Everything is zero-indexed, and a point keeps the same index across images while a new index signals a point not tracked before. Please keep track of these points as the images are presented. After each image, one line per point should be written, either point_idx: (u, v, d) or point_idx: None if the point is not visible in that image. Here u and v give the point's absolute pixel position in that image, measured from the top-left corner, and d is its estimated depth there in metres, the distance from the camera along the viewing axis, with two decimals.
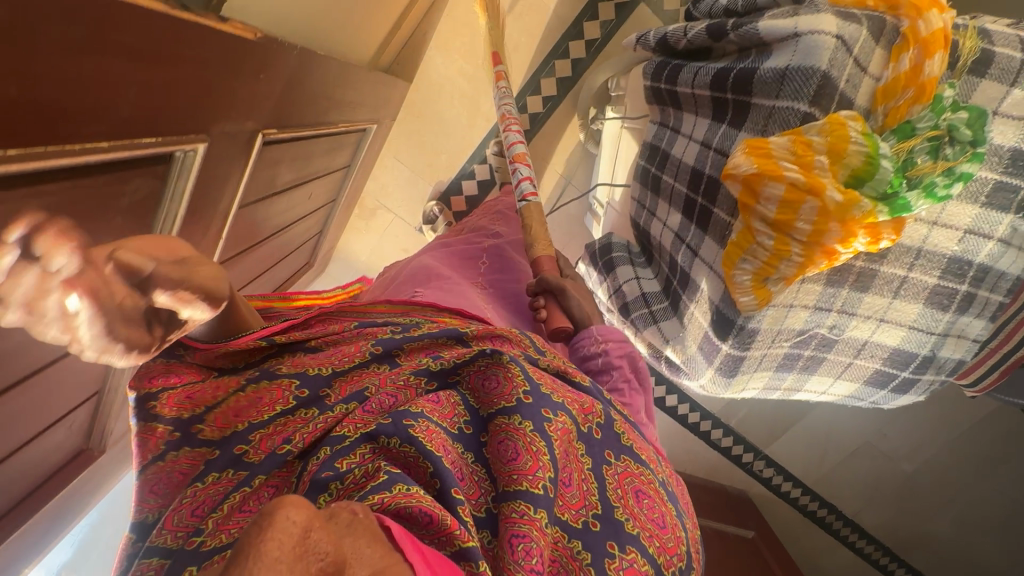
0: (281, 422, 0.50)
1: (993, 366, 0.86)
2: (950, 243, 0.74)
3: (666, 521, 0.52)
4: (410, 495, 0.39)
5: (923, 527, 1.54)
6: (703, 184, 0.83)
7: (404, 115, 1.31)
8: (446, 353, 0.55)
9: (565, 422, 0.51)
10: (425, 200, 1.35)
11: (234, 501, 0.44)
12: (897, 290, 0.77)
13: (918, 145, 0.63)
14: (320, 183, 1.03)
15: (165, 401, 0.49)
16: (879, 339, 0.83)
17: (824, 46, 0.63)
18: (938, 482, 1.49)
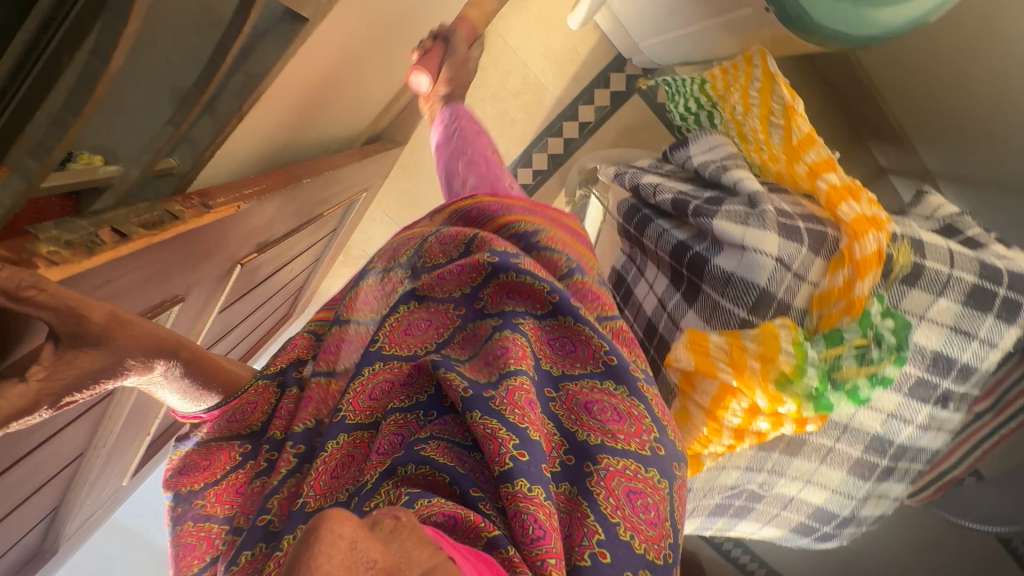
0: (292, 483, 0.51)
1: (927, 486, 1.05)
2: (874, 423, 0.83)
3: (625, 415, 0.53)
4: (432, 505, 0.42)
5: None
6: (656, 339, 0.91)
7: (395, 174, 1.35)
8: (385, 351, 0.57)
9: (510, 387, 0.49)
10: None
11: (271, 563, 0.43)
12: (823, 457, 0.87)
13: (845, 353, 0.70)
14: (301, 259, 1.03)
15: (216, 499, 0.54)
16: (805, 497, 0.92)
17: (762, 265, 0.73)
18: None
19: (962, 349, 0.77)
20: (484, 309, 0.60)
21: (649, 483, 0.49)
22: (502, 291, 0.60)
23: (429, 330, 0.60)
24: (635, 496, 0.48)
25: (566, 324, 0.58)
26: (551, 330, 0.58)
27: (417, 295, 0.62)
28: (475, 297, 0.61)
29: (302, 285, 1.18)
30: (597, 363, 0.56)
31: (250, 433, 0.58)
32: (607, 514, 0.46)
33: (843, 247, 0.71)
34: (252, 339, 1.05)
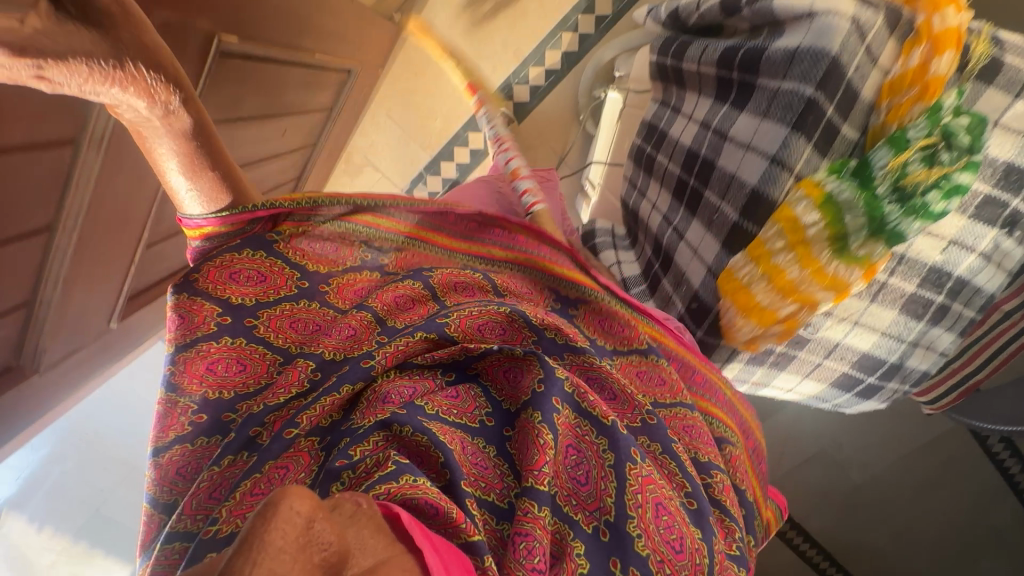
0: (292, 406, 0.50)
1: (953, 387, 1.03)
2: (935, 252, 0.54)
3: (685, 548, 0.47)
4: (417, 486, 0.40)
5: (861, 538, 1.35)
6: (698, 167, 0.58)
7: (398, 67, 1.20)
8: (451, 329, 0.54)
9: (568, 414, 0.52)
10: (415, 161, 1.27)
11: (244, 487, 0.43)
12: (875, 292, 0.54)
13: (913, 162, 0.44)
14: (286, 160, 0.90)
15: (185, 371, 0.50)
16: (852, 342, 0.57)
17: (838, 27, 0.46)
18: (885, 494, 1.32)
19: None
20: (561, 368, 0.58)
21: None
22: (585, 370, 0.57)
23: (498, 339, 0.57)
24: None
25: (653, 452, 0.54)
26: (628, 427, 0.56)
27: (432, 285, 0.61)
28: (559, 351, 0.57)
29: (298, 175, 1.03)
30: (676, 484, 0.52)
31: (229, 304, 0.54)
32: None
33: (917, 26, 0.46)
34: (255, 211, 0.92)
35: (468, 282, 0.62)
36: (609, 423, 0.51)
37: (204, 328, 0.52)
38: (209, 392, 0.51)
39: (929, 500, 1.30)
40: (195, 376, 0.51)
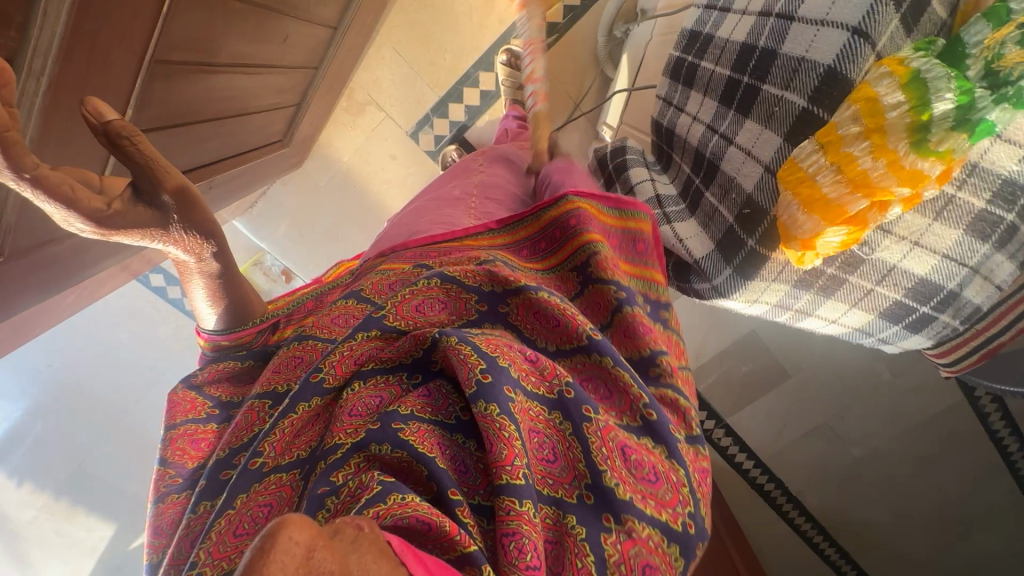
0: (286, 424, 0.42)
1: None
2: (1010, 162, 0.49)
3: (660, 476, 0.45)
4: (406, 504, 0.34)
5: (857, 513, 1.25)
6: (755, 61, 0.54)
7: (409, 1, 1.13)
8: (392, 320, 0.48)
9: (525, 401, 0.43)
10: (422, 102, 1.20)
11: (220, 526, 0.37)
12: (941, 211, 0.52)
13: (1012, 35, 0.41)
14: (287, 78, 0.83)
15: (170, 444, 0.47)
16: (909, 266, 0.55)
17: None
18: (885, 474, 1.19)
19: None
20: (509, 316, 0.53)
21: (666, 561, 0.41)
22: (529, 308, 0.52)
23: (444, 314, 0.51)
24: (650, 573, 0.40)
25: (604, 366, 0.49)
26: (584, 371, 0.50)
27: (363, 295, 0.55)
28: (502, 299, 0.53)
29: (300, 101, 0.97)
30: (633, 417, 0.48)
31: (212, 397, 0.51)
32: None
33: None
34: (255, 130, 0.84)
35: (397, 278, 0.56)
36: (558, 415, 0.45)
37: (199, 407, 0.50)
38: (190, 460, 0.47)
39: (929, 473, 1.15)
40: (183, 450, 0.47)
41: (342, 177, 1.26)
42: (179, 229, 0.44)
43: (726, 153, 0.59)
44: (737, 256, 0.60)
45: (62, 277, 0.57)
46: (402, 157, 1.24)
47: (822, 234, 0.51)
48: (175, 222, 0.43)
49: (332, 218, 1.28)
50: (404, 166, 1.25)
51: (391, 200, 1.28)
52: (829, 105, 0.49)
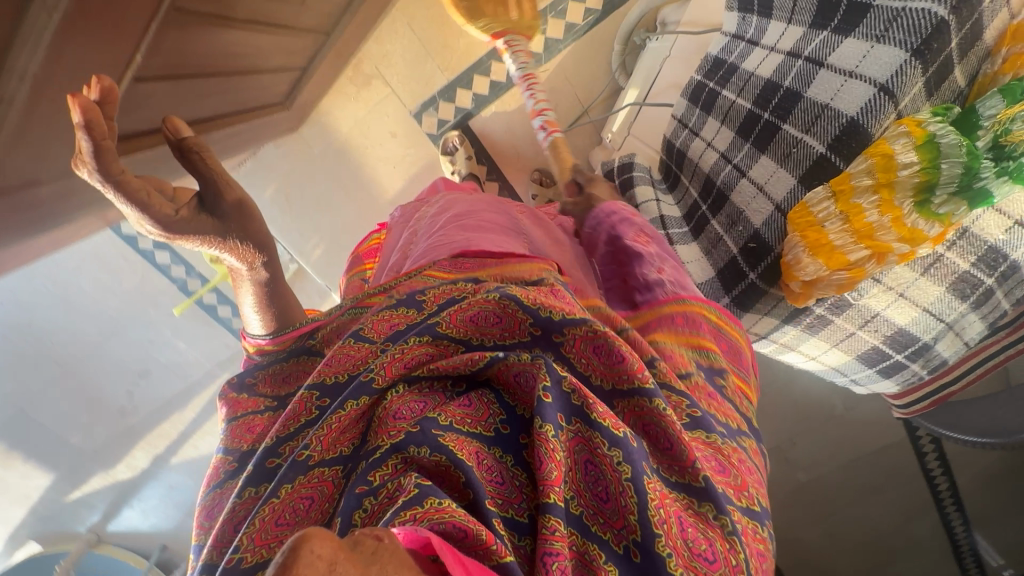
0: (336, 419, 0.44)
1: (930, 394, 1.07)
2: (997, 232, 0.52)
3: (719, 557, 0.41)
4: (442, 510, 0.35)
5: (792, 534, 1.28)
6: (777, 99, 0.59)
7: None
8: (443, 328, 0.50)
9: (579, 427, 0.44)
10: (431, 84, 1.17)
11: (263, 514, 0.40)
12: (929, 267, 0.55)
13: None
14: (300, 40, 0.80)
15: (231, 430, 0.52)
16: (891, 315, 0.59)
17: None
18: (826, 499, 1.23)
19: None
20: (563, 348, 0.50)
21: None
22: (593, 341, 0.48)
23: (497, 330, 0.50)
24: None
25: (662, 412, 0.46)
26: (639, 415, 0.47)
27: (421, 302, 0.56)
28: (557, 329, 0.49)
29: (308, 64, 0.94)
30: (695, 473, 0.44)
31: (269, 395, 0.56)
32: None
33: None
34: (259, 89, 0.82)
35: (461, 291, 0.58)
36: (626, 471, 0.41)
37: (253, 405, 0.54)
38: (244, 443, 0.51)
39: (865, 503, 1.20)
40: (238, 436, 0.51)
41: (337, 147, 1.22)
42: (235, 238, 0.58)
43: (738, 183, 0.65)
44: (736, 287, 0.67)
45: (47, 220, 0.54)
46: (402, 136, 1.22)
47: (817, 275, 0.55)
48: (232, 233, 0.58)
49: (321, 189, 1.25)
50: (403, 145, 1.23)
51: (386, 178, 1.25)
52: (845, 154, 0.52)
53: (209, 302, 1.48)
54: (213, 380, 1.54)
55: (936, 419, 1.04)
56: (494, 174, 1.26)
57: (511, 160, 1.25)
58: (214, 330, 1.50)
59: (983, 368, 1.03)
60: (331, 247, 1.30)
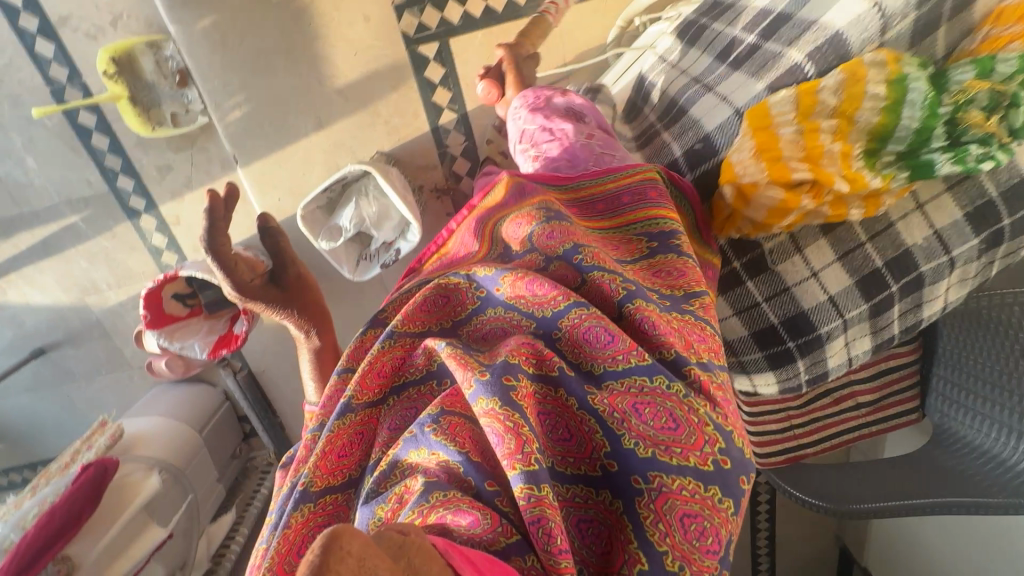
0: (326, 445, 0.55)
1: (785, 449, 1.09)
2: (918, 234, 0.68)
3: (681, 422, 0.50)
4: (447, 500, 0.46)
5: None
6: (767, 22, 0.76)
7: None
8: (399, 327, 0.61)
9: (526, 385, 0.51)
10: None
11: (282, 545, 0.48)
12: (846, 253, 0.70)
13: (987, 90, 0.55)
14: None
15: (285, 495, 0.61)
16: (801, 292, 0.72)
17: None
18: None
19: None
20: (507, 298, 0.62)
21: (707, 504, 0.46)
22: (523, 282, 0.60)
23: (450, 309, 0.65)
24: (688, 521, 0.46)
25: (594, 313, 0.56)
26: (580, 322, 0.57)
27: (386, 320, 0.67)
28: (495, 283, 0.63)
29: None
30: (640, 355, 0.54)
31: None
32: (652, 540, 0.45)
33: None
34: None
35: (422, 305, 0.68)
36: (553, 371, 0.53)
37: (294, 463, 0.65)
38: None
39: None
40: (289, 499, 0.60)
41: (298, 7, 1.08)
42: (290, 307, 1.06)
43: (703, 98, 0.82)
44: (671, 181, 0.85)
45: None
46: (374, 26, 1.11)
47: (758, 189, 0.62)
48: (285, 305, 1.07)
49: (265, 43, 1.11)
50: (372, 36, 1.12)
51: (341, 61, 1.13)
52: (819, 63, 0.65)
53: (84, 122, 1.19)
54: (58, 218, 1.29)
55: (789, 477, 1.09)
56: (456, 104, 1.19)
57: (478, 96, 1.19)
58: (81, 161, 1.23)
59: (836, 439, 1.09)
60: (255, 113, 1.17)
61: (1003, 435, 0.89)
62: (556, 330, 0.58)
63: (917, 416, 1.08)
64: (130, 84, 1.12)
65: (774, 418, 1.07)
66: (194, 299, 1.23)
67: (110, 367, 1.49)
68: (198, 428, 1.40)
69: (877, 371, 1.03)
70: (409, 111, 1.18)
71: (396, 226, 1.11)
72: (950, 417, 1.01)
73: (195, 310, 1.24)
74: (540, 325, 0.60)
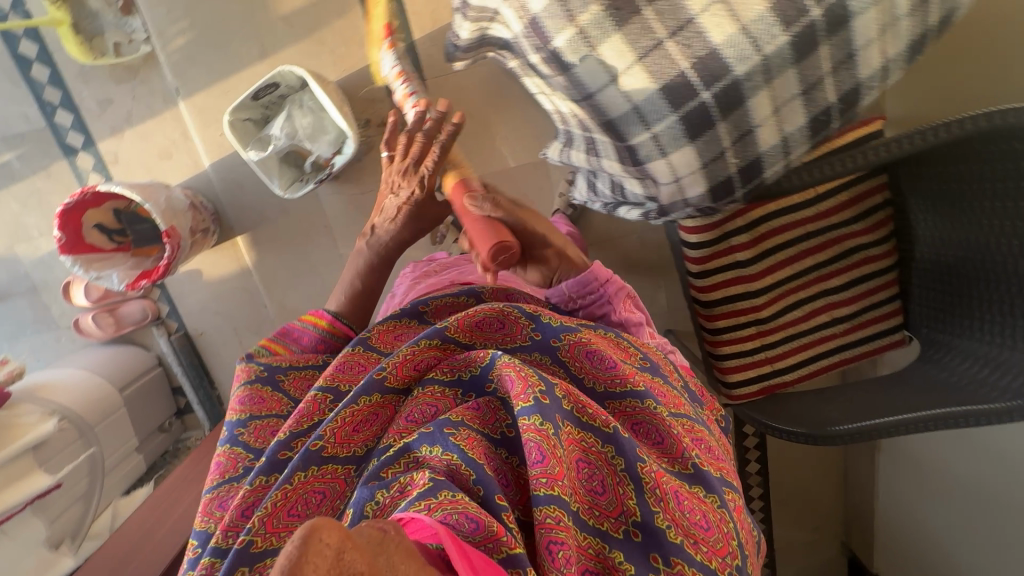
0: (348, 414, 0.64)
1: (756, 377, 0.97)
2: None
3: (711, 525, 0.60)
4: (456, 501, 0.52)
5: None
6: None
7: None
8: (450, 330, 0.71)
9: (569, 429, 0.61)
10: None
11: (275, 500, 0.57)
12: None
13: None
14: None
15: (254, 431, 0.69)
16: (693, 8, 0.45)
17: None
18: None
19: None
20: (560, 352, 0.72)
21: None
22: (583, 348, 0.71)
23: (499, 335, 0.74)
24: None
25: (650, 410, 0.67)
26: (634, 413, 0.68)
27: (423, 314, 0.82)
28: (555, 333, 0.72)
29: None
30: (683, 463, 0.65)
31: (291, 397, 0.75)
32: None
33: None
34: None
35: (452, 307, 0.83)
36: (607, 427, 0.62)
37: (276, 407, 0.73)
38: (250, 439, 0.69)
39: None
40: (261, 436, 0.69)
41: None
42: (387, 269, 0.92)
43: None
44: None
45: None
46: None
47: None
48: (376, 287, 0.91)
49: None
50: None
51: None
52: None
53: (24, 52, 1.17)
54: None
55: (762, 410, 0.95)
56: (404, 32, 1.16)
57: (426, 25, 1.17)
58: (18, 92, 1.20)
59: (816, 364, 0.97)
60: (199, 40, 1.16)
61: (992, 331, 0.82)
62: (608, 402, 0.69)
63: (904, 337, 0.97)
64: (74, 10, 1.11)
65: (744, 338, 0.95)
66: (122, 235, 1.17)
67: (35, 328, 1.39)
68: (119, 387, 1.27)
69: (852, 279, 0.93)
70: (355, 39, 1.16)
71: (332, 140, 1.05)
72: (937, 330, 0.91)
73: (121, 246, 1.16)
74: (599, 392, 0.70)
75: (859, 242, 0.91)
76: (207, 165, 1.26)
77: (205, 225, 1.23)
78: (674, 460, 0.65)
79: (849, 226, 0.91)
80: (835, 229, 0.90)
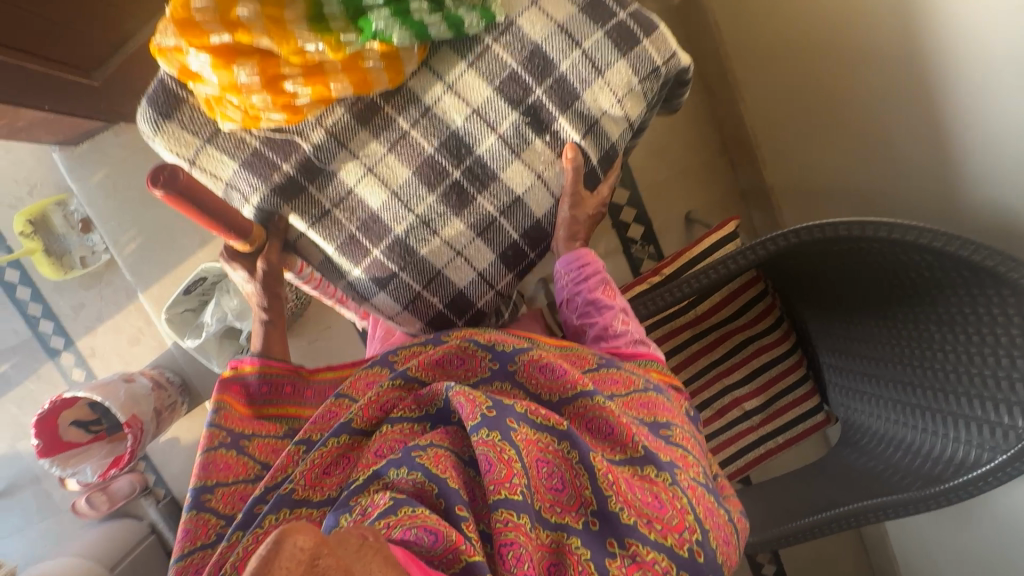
0: (317, 456, 0.62)
1: None
2: (456, 116, 0.83)
3: (665, 505, 0.62)
4: (415, 516, 0.50)
5: None
6: None
7: None
8: (413, 371, 0.69)
9: (527, 431, 0.62)
10: None
11: (247, 547, 0.56)
12: (393, 143, 0.83)
13: None
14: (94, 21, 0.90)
15: (221, 497, 0.67)
16: (363, 192, 0.84)
17: None
18: None
19: (558, 53, 0.82)
20: (517, 374, 0.72)
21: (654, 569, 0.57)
22: (537, 363, 0.71)
23: (460, 370, 0.73)
24: None
25: (599, 406, 0.68)
26: (584, 412, 0.69)
27: (392, 360, 0.76)
28: (510, 359, 0.72)
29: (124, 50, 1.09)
30: (634, 446, 0.67)
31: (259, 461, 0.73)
32: None
33: None
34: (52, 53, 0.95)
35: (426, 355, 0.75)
36: (561, 425, 0.63)
37: (240, 471, 0.71)
38: (217, 502, 0.67)
39: None
40: (231, 503, 0.68)
41: None
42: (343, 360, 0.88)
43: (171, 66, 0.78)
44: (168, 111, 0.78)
45: None
46: None
47: (184, 50, 0.68)
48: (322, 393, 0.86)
49: None
50: None
51: None
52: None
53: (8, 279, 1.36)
54: None
55: None
56: None
57: None
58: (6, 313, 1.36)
59: (743, 459, 0.99)
60: (146, 241, 1.32)
61: (895, 413, 0.88)
62: (564, 409, 0.70)
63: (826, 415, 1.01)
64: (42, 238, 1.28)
65: None
66: (98, 424, 1.28)
67: (41, 514, 1.49)
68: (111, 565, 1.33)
69: (751, 372, 0.97)
70: None
71: None
72: (855, 410, 0.95)
73: (98, 435, 1.27)
74: (553, 403, 0.71)
75: (746, 336, 0.97)
76: (169, 342, 1.39)
77: (173, 399, 1.33)
78: (631, 449, 0.67)
79: (732, 323, 0.96)
80: (720, 327, 0.96)
